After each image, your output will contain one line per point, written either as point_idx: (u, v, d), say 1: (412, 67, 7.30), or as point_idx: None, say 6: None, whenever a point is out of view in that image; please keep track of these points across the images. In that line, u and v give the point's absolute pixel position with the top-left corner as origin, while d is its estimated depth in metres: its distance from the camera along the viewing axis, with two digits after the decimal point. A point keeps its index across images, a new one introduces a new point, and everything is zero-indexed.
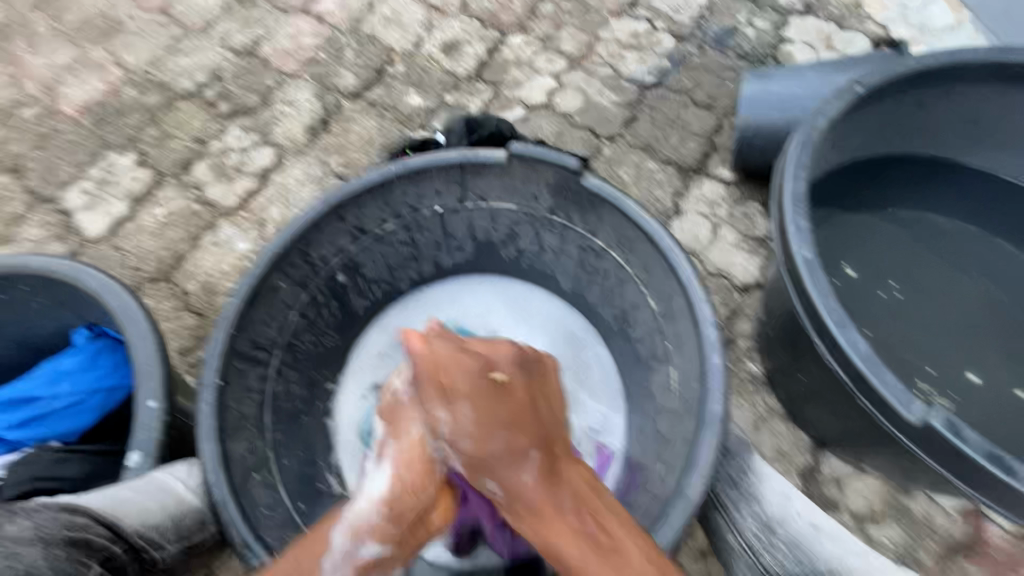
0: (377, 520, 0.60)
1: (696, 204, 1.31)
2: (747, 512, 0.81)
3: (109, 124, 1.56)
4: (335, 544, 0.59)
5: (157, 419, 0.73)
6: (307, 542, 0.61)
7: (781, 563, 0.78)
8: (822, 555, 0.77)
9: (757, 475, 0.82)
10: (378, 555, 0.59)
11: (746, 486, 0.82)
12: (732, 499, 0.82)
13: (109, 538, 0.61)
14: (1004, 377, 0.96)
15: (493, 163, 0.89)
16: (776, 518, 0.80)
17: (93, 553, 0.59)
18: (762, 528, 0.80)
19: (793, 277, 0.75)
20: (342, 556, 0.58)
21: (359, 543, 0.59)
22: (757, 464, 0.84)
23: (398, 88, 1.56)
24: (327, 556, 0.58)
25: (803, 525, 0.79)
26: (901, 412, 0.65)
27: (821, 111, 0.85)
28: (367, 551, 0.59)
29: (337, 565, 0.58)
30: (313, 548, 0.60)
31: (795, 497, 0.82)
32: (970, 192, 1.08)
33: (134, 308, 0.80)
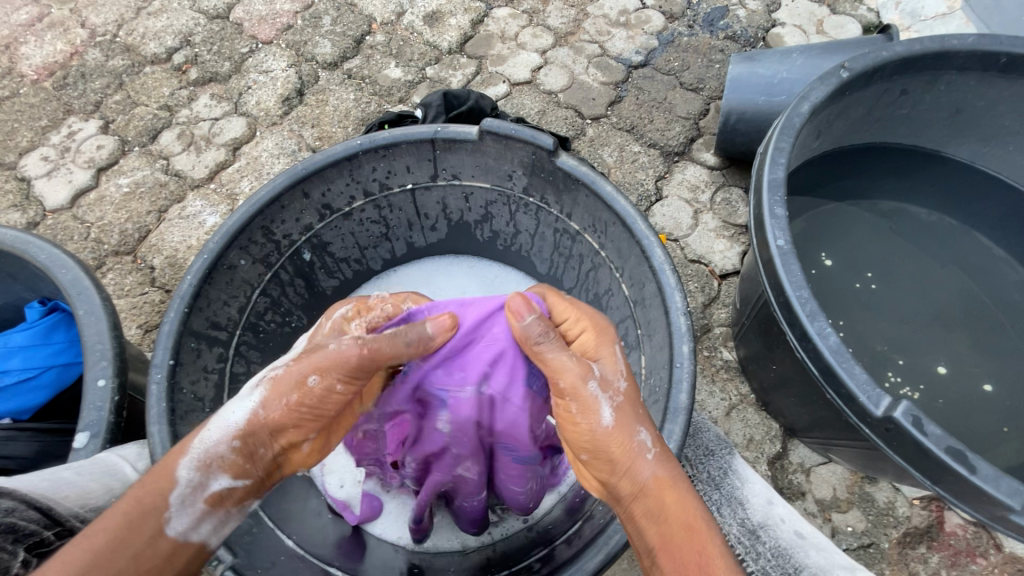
0: (228, 454, 0.58)
1: (679, 188, 1.29)
2: (730, 515, 0.80)
3: (72, 88, 1.48)
4: (181, 475, 0.57)
5: (106, 399, 0.70)
6: (154, 469, 0.57)
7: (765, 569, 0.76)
8: (807, 566, 0.75)
9: (740, 477, 0.83)
10: (231, 486, 0.59)
11: (728, 487, 0.82)
12: (713, 500, 0.82)
13: (40, 522, 0.58)
14: (972, 370, 0.96)
15: (466, 139, 0.85)
16: (760, 524, 0.79)
17: (21, 538, 0.56)
18: (745, 532, 0.79)
19: (768, 267, 0.73)
20: (191, 488, 0.57)
21: (210, 475, 0.58)
22: (738, 464, 0.84)
23: (377, 59, 1.50)
24: (173, 489, 0.56)
25: (786, 532, 0.78)
26: (867, 405, 0.63)
27: (805, 95, 0.83)
28: (217, 483, 0.58)
29: (185, 498, 0.57)
30: (158, 477, 0.57)
31: (780, 504, 0.81)
32: (951, 183, 1.07)
33: (85, 283, 0.76)
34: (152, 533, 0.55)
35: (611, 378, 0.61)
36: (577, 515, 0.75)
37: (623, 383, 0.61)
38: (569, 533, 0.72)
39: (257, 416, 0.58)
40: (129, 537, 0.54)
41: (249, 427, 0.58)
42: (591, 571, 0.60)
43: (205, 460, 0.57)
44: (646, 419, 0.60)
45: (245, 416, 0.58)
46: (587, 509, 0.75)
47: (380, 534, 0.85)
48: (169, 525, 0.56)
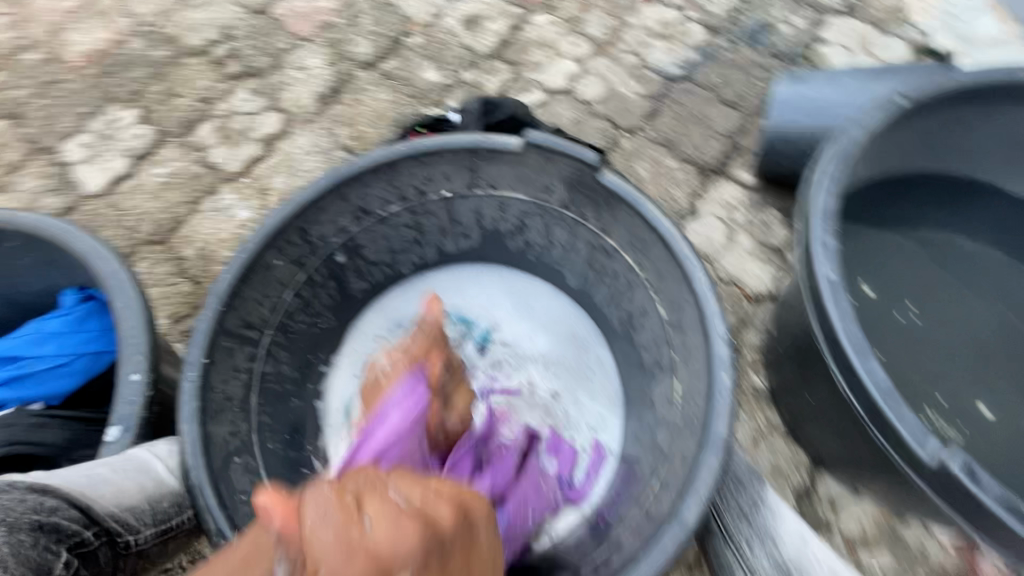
0: None
1: (714, 206, 1.27)
2: (762, 551, 0.75)
3: (114, 76, 1.50)
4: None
5: (139, 394, 0.69)
6: (239, 570, 0.49)
7: None
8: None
9: (772, 511, 0.78)
10: None
11: (759, 521, 0.77)
12: (743, 533, 0.78)
13: (80, 522, 0.59)
14: (1017, 413, 0.92)
15: (506, 150, 0.84)
16: (794, 563, 0.73)
17: (63, 539, 0.56)
18: (779, 571, 0.73)
19: (814, 298, 0.71)
20: None
21: None
22: (769, 497, 0.81)
23: (414, 61, 1.50)
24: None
25: (824, 574, 0.71)
26: (915, 451, 0.61)
27: (859, 122, 0.80)
28: None
29: None
30: (247, 572, 0.49)
31: (815, 543, 0.76)
32: (1002, 217, 1.03)
33: (123, 275, 0.76)
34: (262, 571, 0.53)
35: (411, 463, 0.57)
36: (606, 540, 0.75)
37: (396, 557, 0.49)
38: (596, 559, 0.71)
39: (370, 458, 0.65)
40: (237, 573, 0.53)
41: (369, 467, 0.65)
42: None
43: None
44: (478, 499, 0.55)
45: None
46: (615, 535, 0.74)
47: None
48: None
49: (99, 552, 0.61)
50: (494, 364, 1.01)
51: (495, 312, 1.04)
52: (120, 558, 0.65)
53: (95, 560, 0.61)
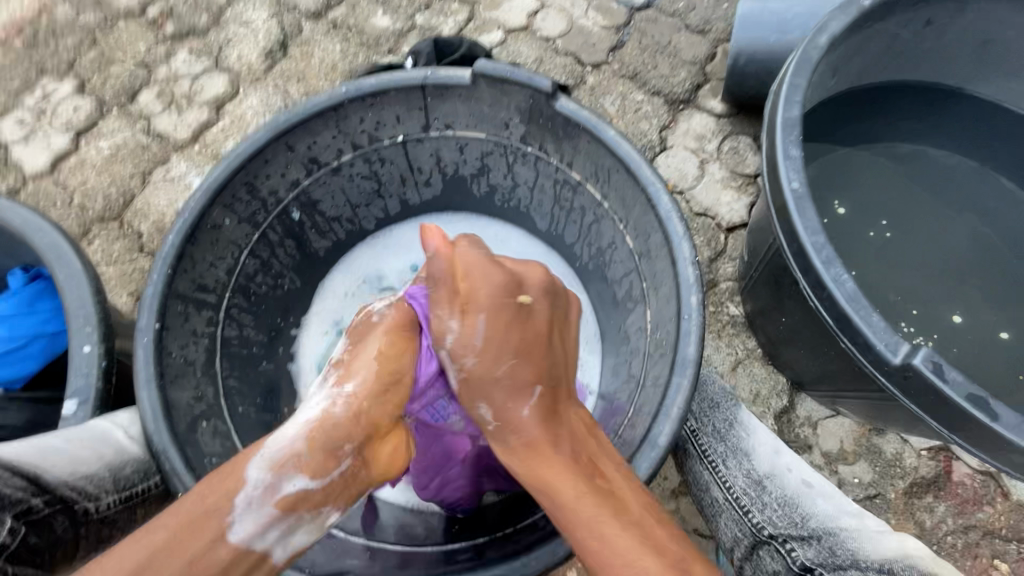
0: (304, 446, 0.57)
1: (684, 138, 1.23)
2: (736, 467, 0.78)
3: (43, 46, 1.40)
4: (251, 476, 0.55)
5: (93, 365, 0.68)
6: (220, 473, 0.55)
7: (773, 521, 0.74)
8: (816, 515, 0.74)
9: (745, 429, 0.82)
10: (305, 489, 0.56)
11: (733, 439, 0.80)
12: (719, 452, 0.80)
13: (28, 490, 0.56)
14: (988, 317, 0.93)
15: (458, 84, 0.80)
16: (766, 475, 0.78)
17: (9, 507, 0.53)
18: (752, 484, 0.77)
19: (781, 212, 0.69)
20: (261, 490, 0.54)
21: (284, 475, 0.56)
22: (744, 417, 0.83)
23: (363, 7, 1.41)
24: (240, 490, 0.53)
25: (794, 481, 0.77)
26: (884, 353, 0.60)
27: (823, 27, 0.76)
28: (292, 484, 0.56)
29: (253, 501, 0.53)
30: (226, 479, 0.54)
31: (786, 454, 0.80)
32: (973, 124, 1.01)
33: (64, 245, 0.73)
34: (215, 535, 0.51)
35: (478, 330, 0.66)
36: None
37: (477, 339, 0.66)
38: None
39: (334, 412, 0.60)
40: (195, 531, 0.50)
41: (325, 423, 0.59)
42: None
43: (278, 460, 0.56)
44: (513, 384, 0.65)
45: (320, 412, 0.60)
46: None
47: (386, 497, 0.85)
48: (234, 529, 0.52)
49: (55, 521, 0.58)
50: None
51: None
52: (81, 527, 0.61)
53: (49, 530, 0.57)
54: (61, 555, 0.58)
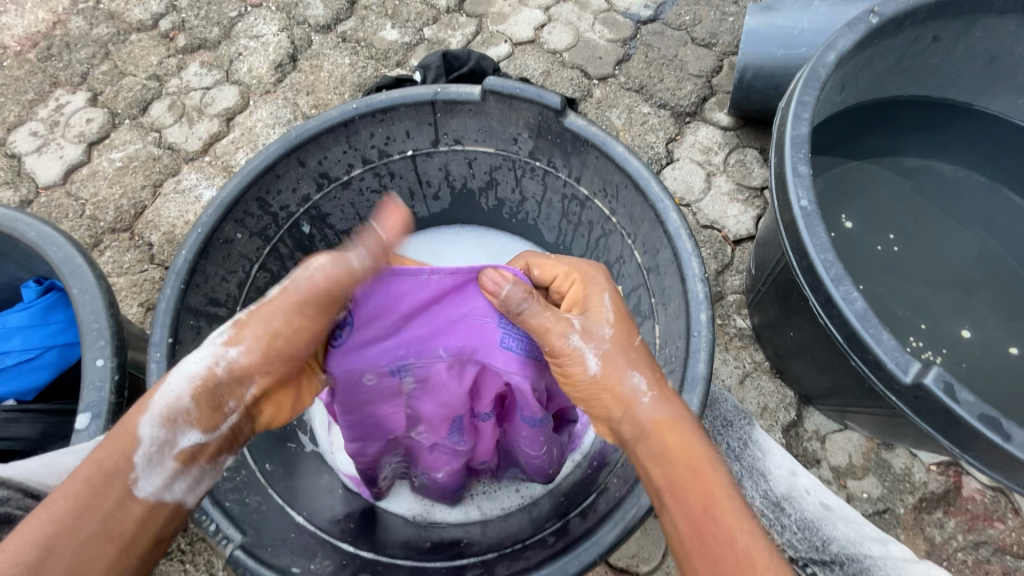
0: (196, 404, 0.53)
1: (691, 151, 1.24)
2: (754, 487, 0.78)
3: (57, 59, 1.43)
4: (143, 434, 0.51)
5: (106, 379, 0.68)
6: (113, 432, 0.51)
7: (793, 542, 0.73)
8: (836, 538, 0.72)
9: (761, 449, 0.81)
10: (200, 442, 0.54)
11: (750, 459, 0.80)
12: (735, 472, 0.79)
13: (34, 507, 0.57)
14: (998, 332, 0.92)
15: (468, 100, 0.80)
16: (785, 496, 0.77)
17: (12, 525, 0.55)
18: (771, 505, 0.76)
19: (790, 229, 0.69)
20: (156, 447, 0.51)
21: (177, 432, 0.52)
22: (759, 437, 0.82)
23: (372, 21, 1.43)
24: (137, 449, 0.50)
25: (813, 504, 0.76)
26: (896, 371, 0.59)
27: (831, 44, 0.77)
28: (187, 439, 0.53)
29: (152, 459, 0.51)
30: (117, 440, 0.50)
31: (803, 476, 0.80)
32: (979, 139, 1.02)
33: (78, 259, 0.74)
34: (122, 493, 0.49)
35: (605, 317, 0.61)
36: (593, 487, 0.73)
37: (608, 331, 0.60)
38: (582, 507, 0.70)
39: (223, 369, 0.54)
40: (105, 493, 0.48)
41: (216, 379, 0.54)
42: (608, 545, 0.59)
43: (169, 414, 0.52)
44: (641, 361, 0.59)
45: (206, 367, 0.54)
46: (602, 481, 0.72)
47: (391, 506, 0.85)
48: (138, 487, 0.50)
49: None
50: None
51: None
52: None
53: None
54: None
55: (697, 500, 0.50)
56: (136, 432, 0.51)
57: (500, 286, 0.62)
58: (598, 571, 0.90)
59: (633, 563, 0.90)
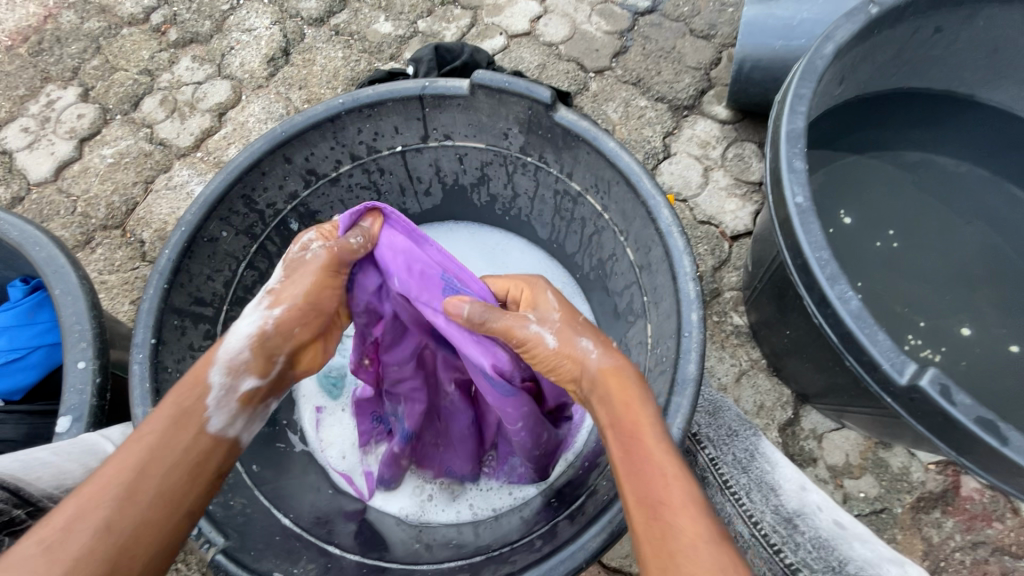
0: (253, 353, 0.58)
1: (688, 145, 1.22)
2: (761, 501, 0.74)
3: (48, 54, 1.41)
4: (211, 381, 0.56)
5: (88, 381, 0.67)
6: (180, 387, 0.55)
7: (808, 562, 0.67)
8: (854, 558, 0.66)
9: (768, 461, 0.78)
10: (259, 386, 0.59)
11: (756, 471, 0.77)
12: (741, 484, 0.76)
13: (11, 501, 0.56)
14: (999, 330, 0.91)
15: (456, 95, 0.79)
16: (796, 511, 0.72)
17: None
18: (781, 520, 0.71)
19: (784, 227, 0.67)
20: (224, 391, 0.56)
21: (239, 378, 0.58)
22: (767, 448, 0.80)
23: (366, 13, 1.41)
24: (207, 392, 0.55)
25: (825, 520, 0.71)
26: (890, 373, 0.58)
27: (828, 36, 0.75)
28: (248, 383, 0.58)
29: (221, 401, 0.56)
30: (187, 389, 0.55)
31: (815, 491, 0.75)
32: (983, 132, 0.99)
33: (62, 259, 0.72)
34: (195, 432, 0.54)
35: (551, 306, 0.63)
36: (582, 489, 0.72)
37: (557, 315, 0.62)
38: (570, 510, 0.69)
39: (268, 326, 0.59)
40: (179, 432, 0.52)
41: (264, 334, 0.58)
42: (593, 550, 0.58)
43: (232, 365, 0.57)
44: (589, 331, 0.62)
45: (256, 326, 0.59)
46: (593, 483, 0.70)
47: (381, 505, 0.84)
48: (209, 424, 0.55)
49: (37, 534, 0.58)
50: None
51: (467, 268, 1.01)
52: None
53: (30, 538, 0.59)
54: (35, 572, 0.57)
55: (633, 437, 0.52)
56: (207, 377, 0.56)
57: (459, 307, 0.64)
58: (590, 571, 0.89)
59: (626, 562, 0.89)
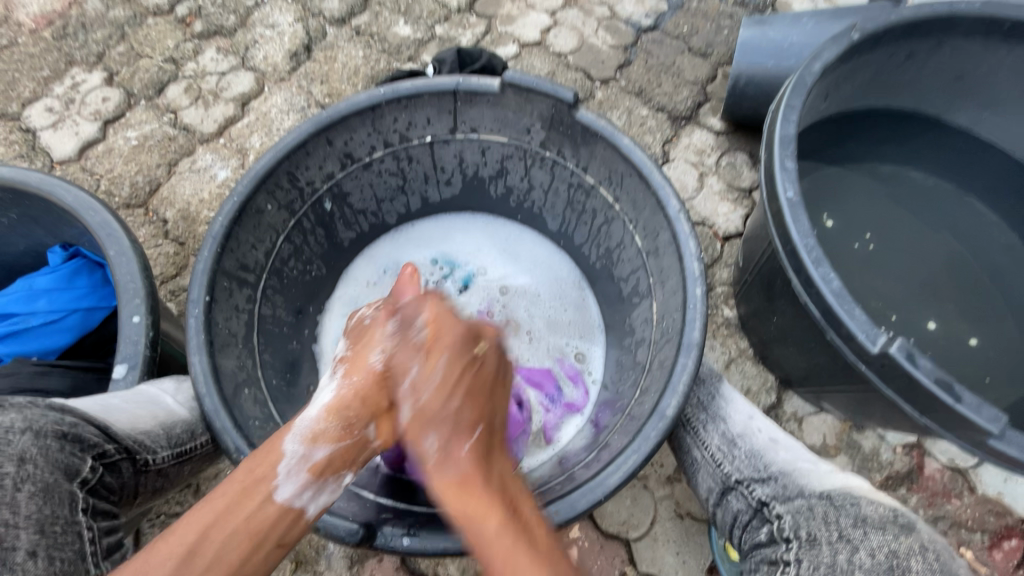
0: (324, 423, 0.62)
1: (686, 152, 1.32)
2: (713, 430, 0.83)
3: (73, 38, 1.46)
4: (287, 449, 0.59)
5: (142, 334, 0.72)
6: (260, 453, 0.58)
7: (741, 470, 0.78)
8: (777, 462, 0.78)
9: (726, 399, 0.86)
10: (329, 457, 0.61)
11: (713, 407, 0.85)
12: (700, 419, 0.84)
13: (100, 436, 0.61)
14: (960, 325, 1.02)
15: (486, 91, 0.86)
16: (739, 434, 0.82)
17: (85, 448, 0.59)
18: (726, 442, 0.81)
19: (777, 218, 0.77)
20: (296, 460, 0.58)
21: (314, 447, 0.60)
22: (725, 390, 0.88)
23: (385, 16, 1.49)
24: (281, 460, 0.58)
25: (763, 439, 0.82)
26: (865, 342, 0.69)
27: (816, 56, 0.85)
28: (320, 452, 0.60)
29: (291, 469, 0.57)
30: (266, 455, 0.58)
31: (760, 418, 0.86)
32: (950, 151, 1.11)
33: (114, 225, 0.78)
34: (262, 500, 0.55)
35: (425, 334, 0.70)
36: (595, 446, 0.78)
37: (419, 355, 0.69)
38: (586, 460, 0.75)
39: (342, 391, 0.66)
40: (243, 503, 0.54)
41: (337, 401, 0.64)
42: (611, 487, 0.64)
43: (310, 434, 0.61)
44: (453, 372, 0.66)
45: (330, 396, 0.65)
46: (603, 441, 0.77)
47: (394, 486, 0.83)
48: (277, 491, 0.56)
49: (122, 466, 0.63)
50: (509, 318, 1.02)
51: (481, 259, 1.07)
52: (142, 477, 0.66)
53: (119, 471, 0.63)
54: (123, 497, 0.64)
55: (443, 458, 0.61)
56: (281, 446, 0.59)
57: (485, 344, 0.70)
58: (588, 534, 0.95)
59: (623, 529, 0.96)
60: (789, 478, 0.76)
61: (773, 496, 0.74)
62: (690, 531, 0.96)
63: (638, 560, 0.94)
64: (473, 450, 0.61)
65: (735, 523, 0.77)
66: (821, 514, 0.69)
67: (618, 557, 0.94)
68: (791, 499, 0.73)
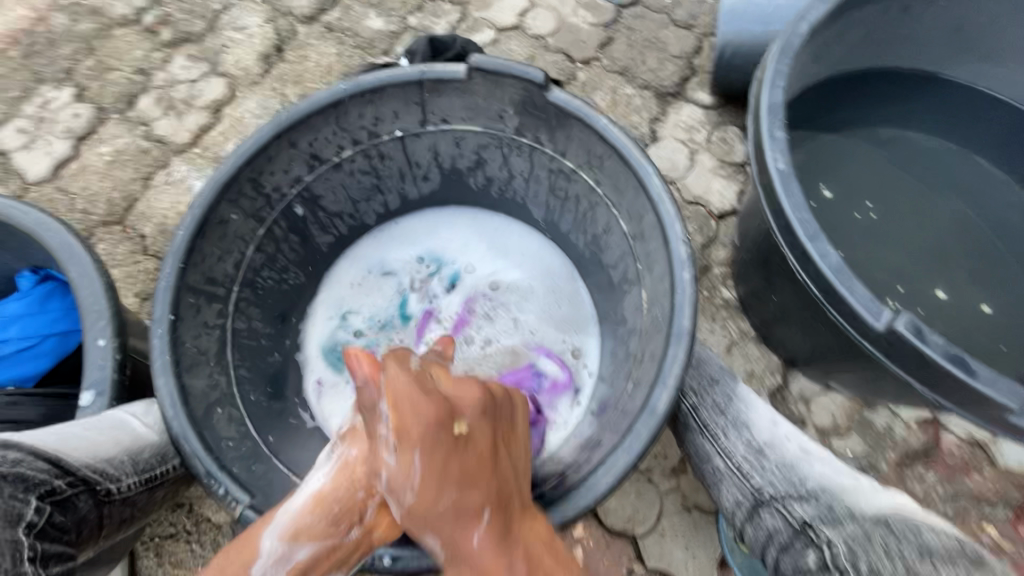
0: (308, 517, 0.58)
1: (674, 129, 1.27)
2: (736, 437, 0.78)
3: (40, 56, 1.42)
4: (263, 547, 0.57)
5: (108, 357, 0.71)
6: (239, 543, 0.58)
7: (772, 482, 0.73)
8: (813, 475, 0.73)
9: (745, 402, 0.82)
10: (312, 556, 0.57)
11: (733, 411, 0.81)
12: (720, 425, 0.80)
13: (50, 472, 0.59)
14: (971, 291, 0.97)
15: (453, 78, 0.82)
16: (766, 442, 0.77)
17: (31, 488, 0.57)
18: (752, 452, 0.77)
19: (768, 192, 0.72)
20: (273, 559, 0.56)
21: (293, 546, 0.57)
22: (743, 391, 0.84)
23: (356, 10, 1.44)
24: (256, 561, 0.56)
25: (793, 448, 0.77)
26: (868, 320, 0.65)
27: (802, 16, 0.79)
28: (301, 553, 0.57)
29: (268, 570, 0.56)
30: (243, 549, 0.57)
31: (783, 423, 0.82)
32: (950, 107, 1.05)
33: (75, 244, 0.75)
34: None
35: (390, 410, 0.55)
36: (588, 445, 0.75)
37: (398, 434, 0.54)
38: (579, 460, 0.71)
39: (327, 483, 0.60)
40: None
41: (322, 493, 0.59)
42: (602, 491, 0.61)
43: (292, 532, 0.57)
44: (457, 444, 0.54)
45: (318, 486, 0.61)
46: (597, 438, 0.73)
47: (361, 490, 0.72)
48: None
49: (78, 501, 0.61)
50: (495, 315, 0.98)
51: (468, 254, 1.02)
52: (104, 507, 0.65)
53: (74, 507, 0.61)
54: (83, 533, 0.62)
55: (458, 545, 0.54)
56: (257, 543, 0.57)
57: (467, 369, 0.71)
58: (592, 532, 0.92)
59: (628, 525, 0.92)
60: (822, 490, 0.71)
61: (819, 516, 0.68)
62: (698, 523, 0.93)
63: (646, 556, 0.91)
64: (486, 537, 0.53)
65: (769, 542, 0.71)
66: (881, 544, 0.63)
67: (626, 554, 0.91)
68: (840, 523, 0.66)
